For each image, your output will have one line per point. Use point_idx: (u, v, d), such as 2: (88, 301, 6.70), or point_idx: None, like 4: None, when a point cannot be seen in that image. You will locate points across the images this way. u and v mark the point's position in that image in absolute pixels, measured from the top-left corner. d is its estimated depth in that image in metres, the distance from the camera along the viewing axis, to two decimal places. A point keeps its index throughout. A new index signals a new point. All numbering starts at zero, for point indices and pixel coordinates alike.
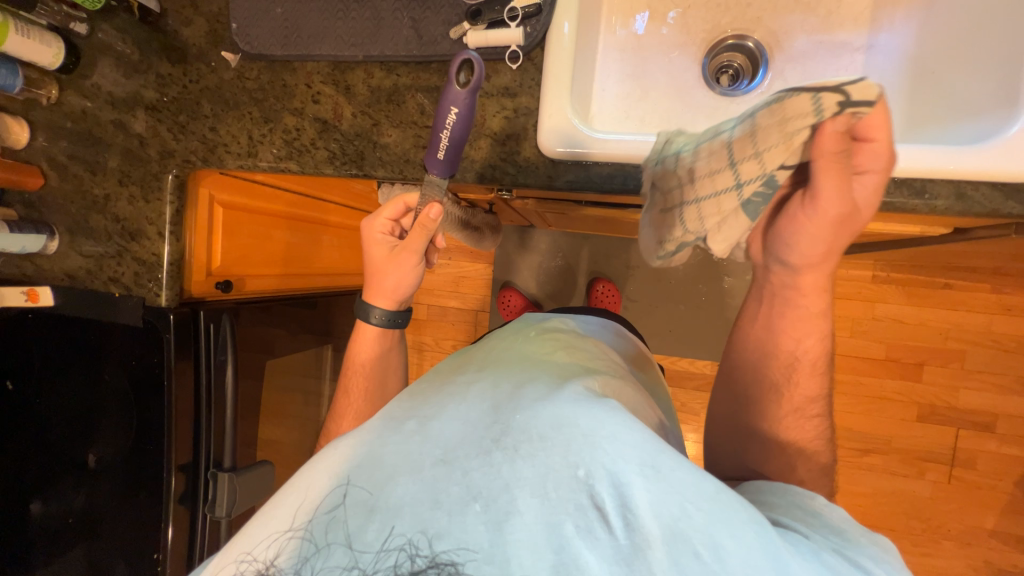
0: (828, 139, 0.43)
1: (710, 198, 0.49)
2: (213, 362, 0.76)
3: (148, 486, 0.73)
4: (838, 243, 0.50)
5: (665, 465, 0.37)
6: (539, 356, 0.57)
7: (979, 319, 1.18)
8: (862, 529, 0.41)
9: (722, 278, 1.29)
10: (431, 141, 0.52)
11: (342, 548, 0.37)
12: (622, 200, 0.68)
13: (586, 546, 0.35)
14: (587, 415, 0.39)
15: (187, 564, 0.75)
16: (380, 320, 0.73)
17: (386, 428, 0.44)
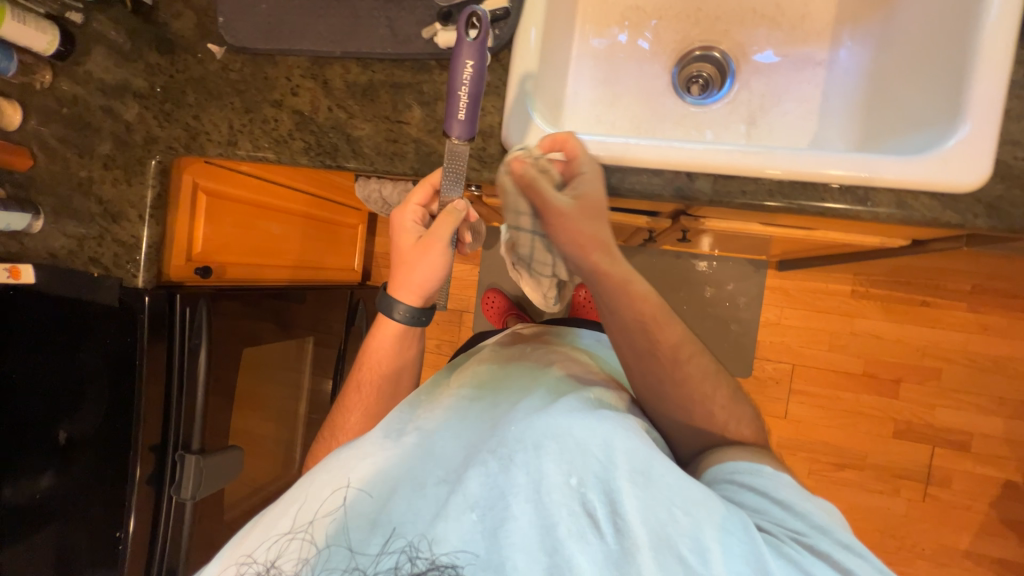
0: (528, 182, 0.50)
1: (532, 250, 0.61)
2: (187, 345, 0.79)
3: (115, 462, 0.75)
4: (601, 229, 0.53)
5: (652, 474, 0.49)
6: (531, 372, 0.68)
7: (956, 337, 1.18)
8: (805, 493, 0.52)
9: (704, 288, 1.30)
10: (450, 103, 0.53)
11: (346, 551, 0.50)
12: None
13: (578, 548, 0.46)
14: (580, 429, 0.53)
15: (152, 541, 0.78)
16: (404, 316, 0.67)
17: (391, 447, 0.58)
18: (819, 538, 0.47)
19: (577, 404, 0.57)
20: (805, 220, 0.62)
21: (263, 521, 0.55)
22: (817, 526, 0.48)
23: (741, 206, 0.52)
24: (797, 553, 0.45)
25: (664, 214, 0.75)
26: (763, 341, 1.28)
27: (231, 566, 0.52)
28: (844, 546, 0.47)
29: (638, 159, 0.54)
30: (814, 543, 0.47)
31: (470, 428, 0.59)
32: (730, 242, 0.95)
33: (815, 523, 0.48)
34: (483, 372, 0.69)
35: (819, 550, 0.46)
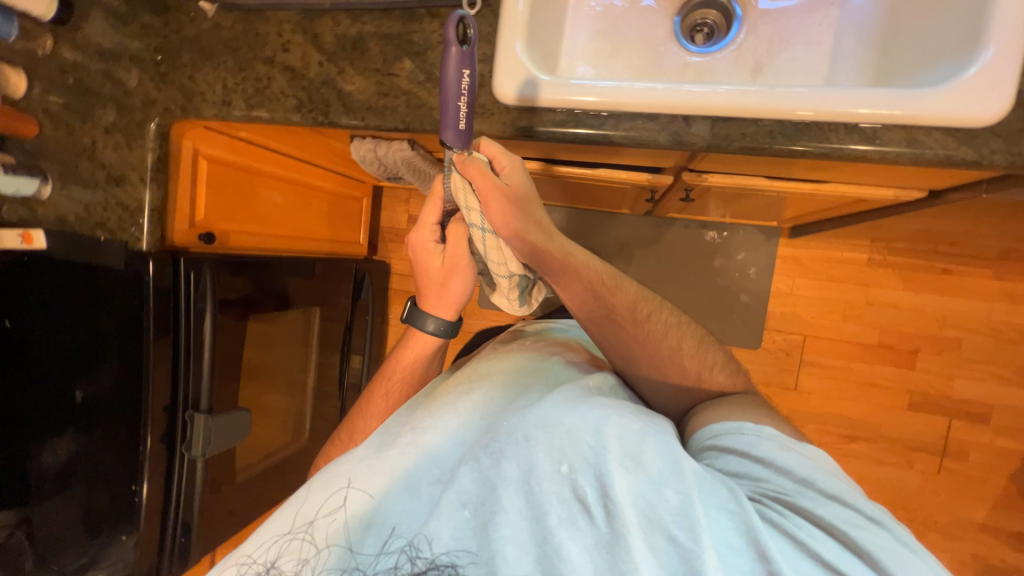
0: (473, 170, 0.55)
1: (492, 251, 0.63)
2: (192, 309, 0.80)
3: (128, 419, 0.78)
4: (536, 210, 0.62)
5: (639, 460, 0.56)
6: (524, 380, 0.76)
7: (978, 306, 1.14)
8: (787, 449, 0.60)
9: (713, 258, 1.27)
10: (447, 114, 0.50)
11: (343, 552, 0.55)
12: (587, 154, 0.68)
13: (570, 532, 0.53)
14: (571, 420, 0.60)
15: (166, 493, 0.82)
16: (434, 329, 0.76)
17: (387, 450, 0.63)
18: (801, 492, 0.56)
19: (565, 399, 0.64)
20: (811, 170, 0.59)
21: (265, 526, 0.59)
22: (800, 481, 0.56)
23: (740, 150, 0.50)
24: (781, 509, 0.54)
25: (665, 170, 0.73)
26: (774, 312, 1.25)
27: (231, 569, 0.56)
28: (826, 496, 0.55)
29: (634, 104, 0.52)
30: (797, 498, 0.55)
31: (464, 429, 0.65)
32: (736, 205, 0.92)
33: (795, 477, 0.57)
34: (476, 380, 0.76)
35: (798, 504, 0.54)
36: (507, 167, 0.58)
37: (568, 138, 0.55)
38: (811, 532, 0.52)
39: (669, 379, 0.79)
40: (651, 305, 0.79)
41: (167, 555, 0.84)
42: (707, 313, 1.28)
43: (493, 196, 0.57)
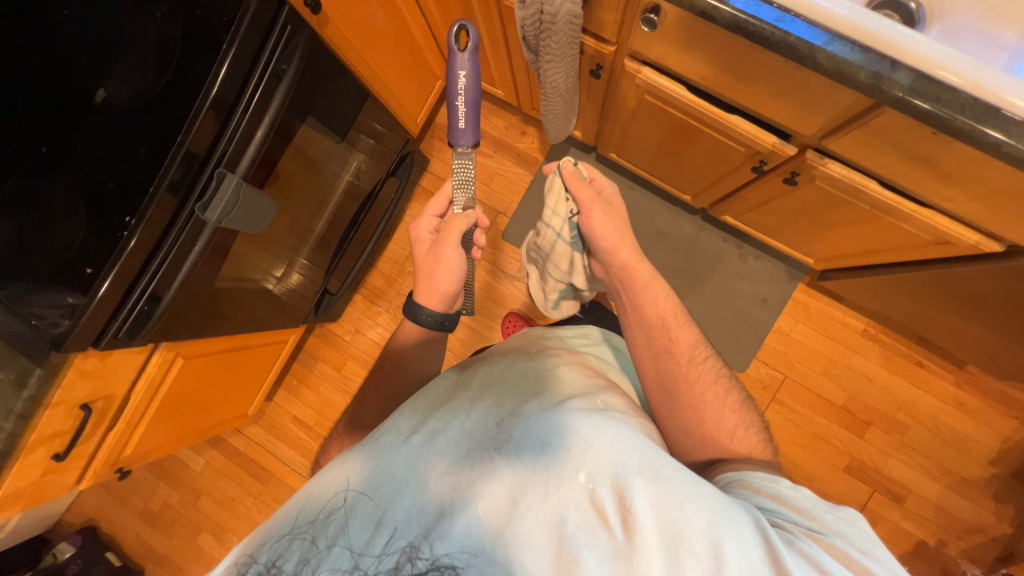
0: (572, 177, 0.77)
1: (560, 249, 0.88)
2: (272, 66, 0.71)
3: (150, 142, 0.66)
4: (627, 232, 0.76)
5: (660, 471, 0.50)
6: (538, 368, 0.64)
7: (933, 403, 1.27)
8: (827, 505, 0.53)
9: (737, 278, 1.34)
10: (451, 113, 0.67)
11: (338, 552, 0.49)
12: (746, 89, 0.68)
13: (588, 547, 0.47)
14: (586, 424, 0.53)
15: (154, 249, 0.70)
16: (428, 320, 0.76)
17: (387, 442, 0.56)
18: (836, 542, 0.49)
19: (584, 402, 0.57)
20: (938, 180, 0.64)
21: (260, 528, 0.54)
22: (836, 532, 0.50)
23: (926, 112, 0.53)
24: (813, 552, 0.47)
25: (793, 141, 0.75)
26: (768, 346, 1.32)
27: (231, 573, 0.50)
28: (863, 552, 0.48)
29: (855, 28, 0.53)
30: (833, 549, 0.49)
31: (475, 422, 0.56)
32: (805, 220, 0.97)
33: (829, 529, 0.50)
34: (490, 368, 0.65)
35: (836, 547, 0.49)
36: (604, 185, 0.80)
37: (774, 37, 0.55)
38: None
39: (703, 426, 0.67)
40: (703, 352, 0.72)
41: (120, 318, 0.72)
42: (711, 325, 1.33)
43: (594, 206, 0.75)
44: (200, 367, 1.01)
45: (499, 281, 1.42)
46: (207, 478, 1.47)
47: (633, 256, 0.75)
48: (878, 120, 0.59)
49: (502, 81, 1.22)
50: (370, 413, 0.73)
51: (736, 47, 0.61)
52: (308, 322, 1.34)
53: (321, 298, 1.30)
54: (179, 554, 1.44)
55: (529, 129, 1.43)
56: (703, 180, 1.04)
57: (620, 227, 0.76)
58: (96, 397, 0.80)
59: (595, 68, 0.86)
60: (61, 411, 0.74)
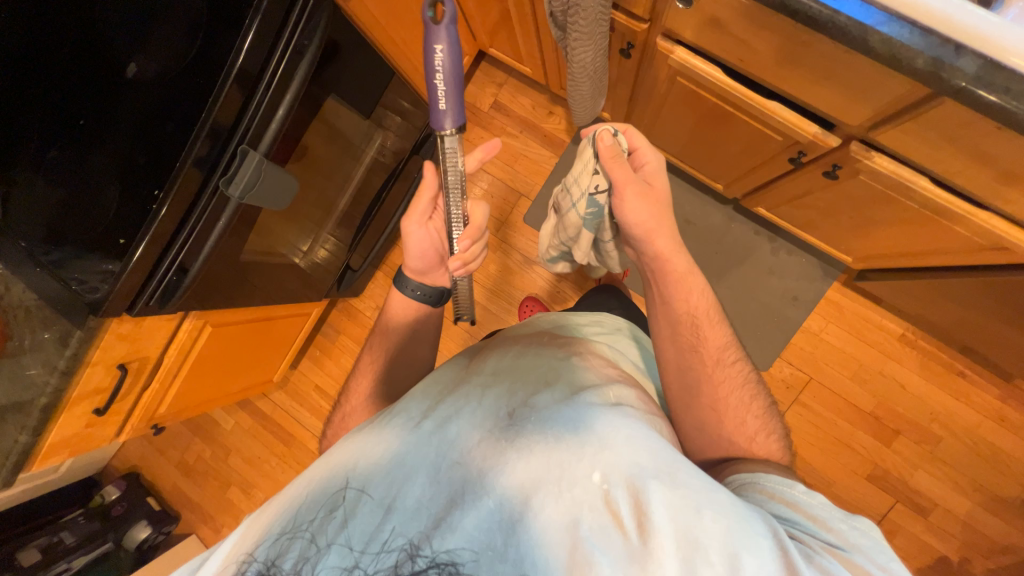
0: (605, 147, 0.70)
1: (573, 219, 0.84)
2: (294, 41, 0.71)
3: (178, 117, 0.68)
4: (665, 213, 0.70)
5: (677, 475, 0.49)
6: (548, 362, 0.63)
7: (971, 416, 1.20)
8: (846, 516, 0.51)
9: (766, 273, 1.28)
10: (432, 92, 0.59)
11: (339, 549, 0.47)
12: (788, 73, 0.63)
13: (602, 549, 0.45)
14: (602, 423, 0.52)
15: (181, 221, 0.73)
16: (418, 294, 0.79)
17: (396, 430, 0.55)
18: (854, 555, 0.47)
19: (599, 398, 0.56)
20: (999, 180, 0.58)
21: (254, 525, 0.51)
22: (855, 546, 0.48)
23: (992, 103, 0.47)
24: (828, 563, 0.45)
25: (836, 131, 0.69)
26: (794, 345, 1.26)
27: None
28: (881, 568, 0.46)
29: (916, 8, 0.47)
30: (849, 562, 0.46)
31: (487, 414, 0.55)
32: (844, 217, 0.91)
33: (845, 540, 0.48)
34: (502, 357, 0.64)
35: (853, 561, 0.46)
36: (647, 158, 0.73)
37: (823, 17, 0.50)
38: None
39: (721, 428, 0.65)
40: (731, 354, 0.70)
41: (150, 287, 0.76)
42: (735, 320, 1.28)
43: (632, 186, 0.69)
44: (229, 336, 1.06)
45: (518, 265, 1.41)
46: (235, 438, 1.56)
47: (669, 245, 0.70)
48: (935, 111, 0.53)
49: (530, 59, 1.18)
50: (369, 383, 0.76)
51: (779, 27, 0.56)
52: (330, 296, 1.38)
53: (343, 274, 1.32)
54: (210, 504, 1.56)
55: (557, 109, 1.38)
56: (736, 169, 0.98)
57: (657, 211, 0.70)
58: (132, 358, 0.86)
59: (626, 47, 0.81)
60: (100, 369, 0.80)
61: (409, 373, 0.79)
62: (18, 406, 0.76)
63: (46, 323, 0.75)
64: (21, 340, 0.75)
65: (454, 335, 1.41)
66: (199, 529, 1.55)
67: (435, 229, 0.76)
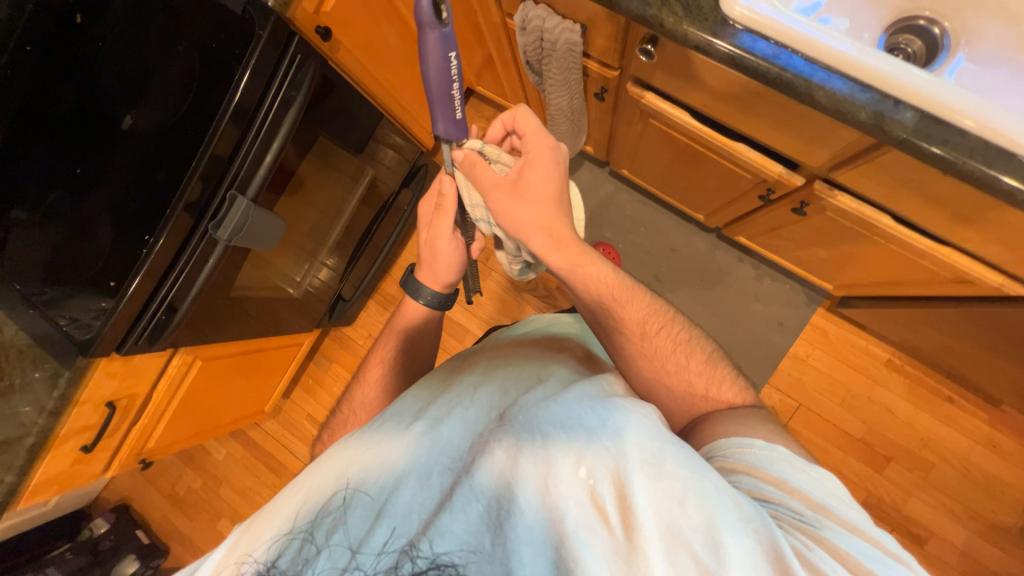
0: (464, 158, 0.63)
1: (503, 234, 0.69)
2: (282, 93, 0.75)
3: (169, 166, 0.71)
4: (543, 212, 0.60)
5: (665, 465, 0.48)
6: (535, 367, 0.64)
7: (963, 442, 1.19)
8: (803, 469, 0.52)
9: (752, 299, 1.29)
10: (441, 104, 0.56)
11: (327, 553, 0.44)
12: (748, 119, 0.66)
13: (589, 545, 0.44)
14: (589, 416, 0.53)
15: (172, 262, 0.75)
16: (427, 300, 0.76)
17: (387, 430, 0.54)
18: (822, 526, 0.47)
19: (587, 394, 0.57)
20: (954, 220, 0.60)
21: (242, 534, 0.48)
22: (817, 506, 0.49)
23: (931, 154, 0.50)
24: (797, 540, 0.45)
25: (800, 171, 0.72)
26: (782, 371, 1.27)
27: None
28: (843, 526, 0.48)
29: (857, 66, 0.50)
30: (819, 534, 0.46)
31: (477, 413, 0.55)
32: (818, 248, 0.93)
33: (813, 501, 0.49)
34: (491, 360, 0.66)
35: (824, 536, 0.46)
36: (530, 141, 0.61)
37: (770, 74, 0.53)
38: (839, 569, 0.43)
39: (671, 393, 0.66)
40: (662, 331, 0.65)
41: (139, 327, 0.78)
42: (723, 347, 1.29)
43: (494, 190, 0.61)
44: (219, 368, 1.07)
45: (508, 293, 1.43)
46: (227, 468, 1.56)
47: (549, 241, 0.60)
48: (886, 157, 0.56)
49: (515, 97, 1.23)
50: (370, 394, 0.73)
51: (734, 80, 0.59)
52: (323, 325, 1.39)
53: (335, 304, 1.34)
54: (199, 537, 1.54)
55: None
56: (714, 202, 1.01)
57: (535, 206, 0.60)
58: (121, 395, 0.87)
59: (600, 91, 0.84)
60: (88, 408, 0.81)
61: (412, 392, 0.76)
62: (5, 445, 0.77)
63: (36, 362, 0.77)
64: (11, 380, 0.77)
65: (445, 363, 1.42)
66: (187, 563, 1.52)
67: (464, 241, 0.73)
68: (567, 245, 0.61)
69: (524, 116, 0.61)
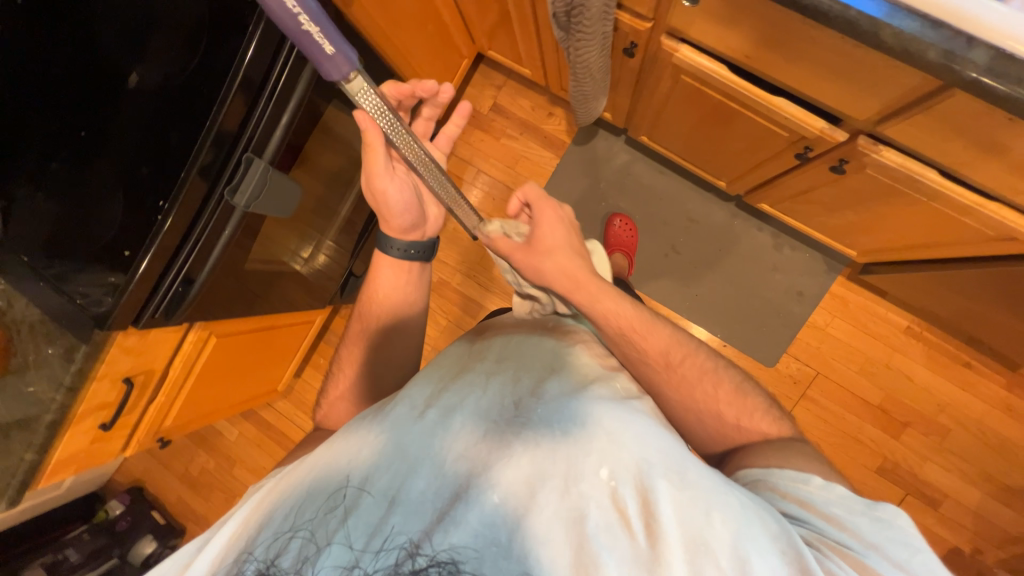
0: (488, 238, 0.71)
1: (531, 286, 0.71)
2: (298, 47, 0.70)
3: (182, 126, 0.67)
4: (569, 269, 0.66)
5: (687, 474, 0.45)
6: (549, 348, 0.58)
7: (979, 406, 1.20)
8: (862, 505, 0.46)
9: (771, 269, 1.28)
10: (302, 38, 0.47)
11: (330, 548, 0.42)
12: (795, 70, 0.63)
13: (610, 550, 0.41)
14: (611, 417, 0.48)
15: (186, 231, 0.72)
16: (400, 252, 0.73)
17: (398, 415, 0.50)
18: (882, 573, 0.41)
19: (607, 390, 0.52)
20: (1010, 171, 0.58)
21: (245, 523, 0.47)
22: (879, 552, 0.43)
23: (1005, 95, 0.47)
24: None
25: (843, 126, 0.70)
26: (801, 340, 1.26)
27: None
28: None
29: (928, 3, 0.48)
30: None
31: (492, 403, 0.51)
32: (849, 211, 0.91)
33: (874, 546, 0.43)
34: (505, 340, 0.60)
35: None
36: (541, 210, 0.69)
37: (833, 12, 0.50)
38: None
39: (705, 423, 0.61)
40: (682, 357, 0.63)
41: (156, 299, 0.75)
42: (740, 317, 1.28)
43: (516, 252, 0.69)
44: (233, 345, 1.04)
45: None
46: (240, 449, 1.55)
47: (567, 282, 0.65)
48: (947, 103, 0.53)
49: (531, 61, 1.18)
50: (358, 349, 0.73)
51: (787, 23, 0.56)
52: (334, 303, 1.37)
53: (347, 281, 1.31)
54: (215, 516, 1.53)
55: (557, 110, 1.38)
56: (742, 167, 0.98)
57: (554, 259, 0.66)
58: (138, 371, 0.85)
59: (629, 47, 0.81)
60: (106, 383, 0.79)
61: (407, 352, 0.75)
62: (23, 423, 0.75)
63: (50, 338, 0.74)
64: (25, 356, 0.75)
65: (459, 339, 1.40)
66: None
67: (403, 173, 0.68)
68: (587, 285, 0.65)
69: (530, 190, 0.69)
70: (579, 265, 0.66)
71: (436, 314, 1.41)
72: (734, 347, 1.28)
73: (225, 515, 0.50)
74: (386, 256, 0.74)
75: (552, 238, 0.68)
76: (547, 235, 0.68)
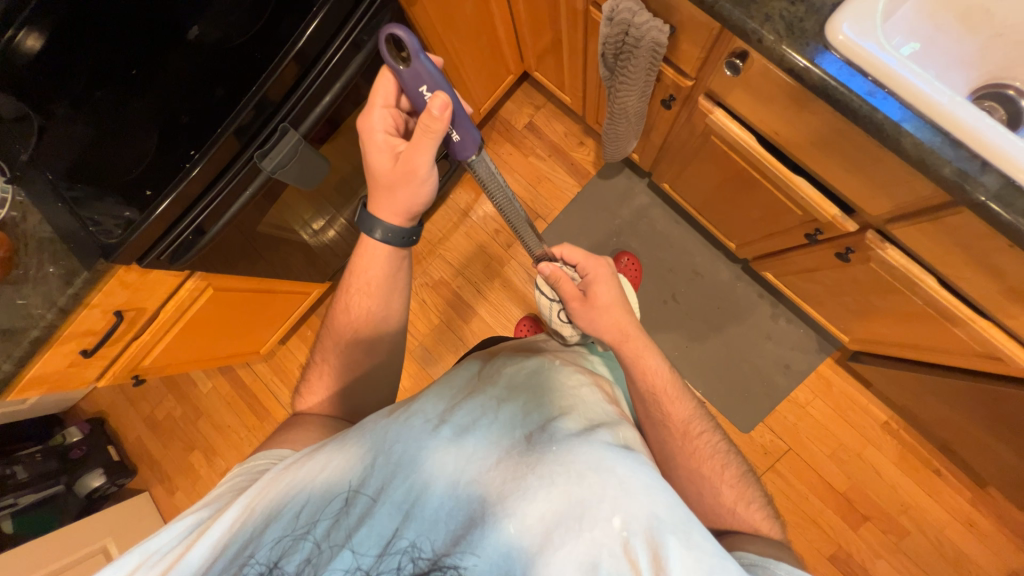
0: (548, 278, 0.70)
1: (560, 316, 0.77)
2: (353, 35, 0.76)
3: (230, 85, 0.70)
4: (622, 319, 0.67)
5: (693, 535, 0.43)
6: (564, 387, 0.57)
7: (942, 515, 1.20)
8: None
9: (764, 338, 1.29)
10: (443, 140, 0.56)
11: (348, 552, 0.43)
12: (813, 156, 0.66)
13: None
14: (623, 465, 0.46)
15: (208, 185, 0.75)
16: (384, 237, 0.66)
17: (410, 429, 0.50)
18: None
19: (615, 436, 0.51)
20: (1002, 295, 0.60)
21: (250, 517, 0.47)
22: None
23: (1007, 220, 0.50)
24: None
25: (855, 217, 0.72)
26: (779, 413, 1.27)
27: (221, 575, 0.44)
28: None
29: (950, 119, 0.50)
30: None
31: (506, 432, 0.50)
32: (849, 298, 0.92)
33: None
34: (518, 368, 0.59)
35: None
36: (595, 264, 0.70)
37: (862, 111, 0.53)
38: None
39: (700, 495, 0.61)
40: (697, 429, 0.64)
41: (162, 245, 0.76)
42: (724, 378, 1.29)
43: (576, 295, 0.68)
44: (229, 300, 1.05)
45: (525, 285, 1.41)
46: (210, 402, 1.55)
47: (619, 335, 0.66)
48: (953, 219, 0.56)
49: (572, 89, 1.22)
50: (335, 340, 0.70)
51: (817, 112, 0.59)
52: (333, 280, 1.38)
53: None
54: (169, 464, 1.53)
55: (589, 141, 1.41)
56: (755, 235, 1.01)
57: (611, 312, 0.67)
58: (130, 306, 0.86)
59: (667, 99, 0.84)
60: (96, 312, 0.80)
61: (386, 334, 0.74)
62: (5, 333, 0.75)
63: (55, 256, 0.75)
64: (26, 270, 0.75)
65: (447, 340, 1.40)
66: (153, 487, 1.51)
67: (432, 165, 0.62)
68: (634, 337, 0.66)
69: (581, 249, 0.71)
70: (629, 318, 0.67)
71: (429, 311, 1.42)
72: (712, 404, 1.29)
73: (227, 497, 0.53)
74: (373, 240, 0.67)
75: (607, 282, 0.69)
76: (608, 288, 0.69)
